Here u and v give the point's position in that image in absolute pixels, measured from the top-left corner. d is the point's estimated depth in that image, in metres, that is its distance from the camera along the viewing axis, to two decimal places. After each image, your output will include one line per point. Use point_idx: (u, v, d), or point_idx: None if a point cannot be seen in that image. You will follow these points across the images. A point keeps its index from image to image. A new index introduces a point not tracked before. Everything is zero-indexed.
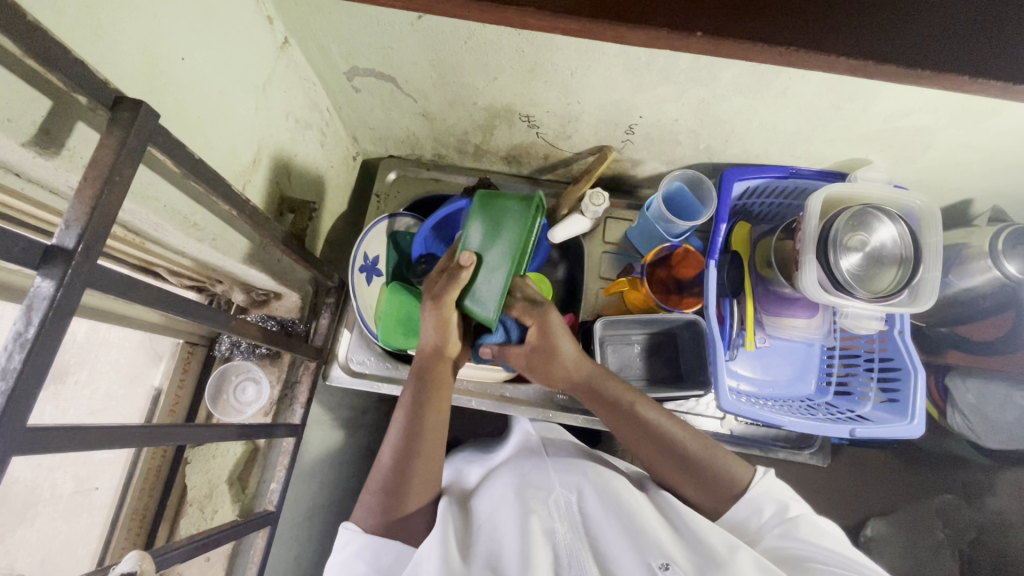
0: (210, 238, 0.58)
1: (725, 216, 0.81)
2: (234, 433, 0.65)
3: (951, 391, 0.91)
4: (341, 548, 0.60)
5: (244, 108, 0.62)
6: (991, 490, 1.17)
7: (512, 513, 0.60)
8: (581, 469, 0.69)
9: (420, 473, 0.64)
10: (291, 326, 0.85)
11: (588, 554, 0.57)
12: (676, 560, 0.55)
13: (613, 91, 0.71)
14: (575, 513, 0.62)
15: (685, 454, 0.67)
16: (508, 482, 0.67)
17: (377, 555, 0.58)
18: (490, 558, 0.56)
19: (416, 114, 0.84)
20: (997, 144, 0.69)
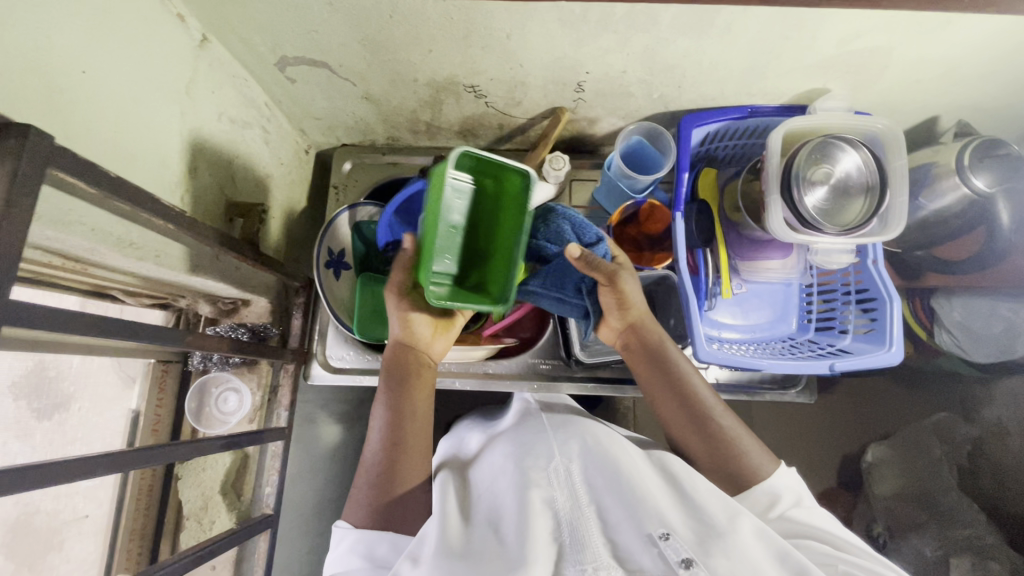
0: (153, 255, 0.57)
1: (687, 165, 0.78)
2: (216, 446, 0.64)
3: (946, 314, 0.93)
4: (338, 543, 0.61)
5: (170, 116, 0.59)
6: (988, 401, 1.18)
7: (509, 494, 0.57)
8: (580, 436, 0.65)
9: (407, 474, 0.65)
10: (263, 331, 0.84)
11: (591, 523, 0.54)
12: (679, 529, 0.53)
13: (554, 48, 0.68)
14: (575, 480, 0.59)
15: (705, 430, 0.67)
16: (505, 453, 0.64)
17: (371, 549, 0.59)
18: (487, 539, 0.54)
19: (359, 98, 0.81)
20: (955, 55, 0.66)
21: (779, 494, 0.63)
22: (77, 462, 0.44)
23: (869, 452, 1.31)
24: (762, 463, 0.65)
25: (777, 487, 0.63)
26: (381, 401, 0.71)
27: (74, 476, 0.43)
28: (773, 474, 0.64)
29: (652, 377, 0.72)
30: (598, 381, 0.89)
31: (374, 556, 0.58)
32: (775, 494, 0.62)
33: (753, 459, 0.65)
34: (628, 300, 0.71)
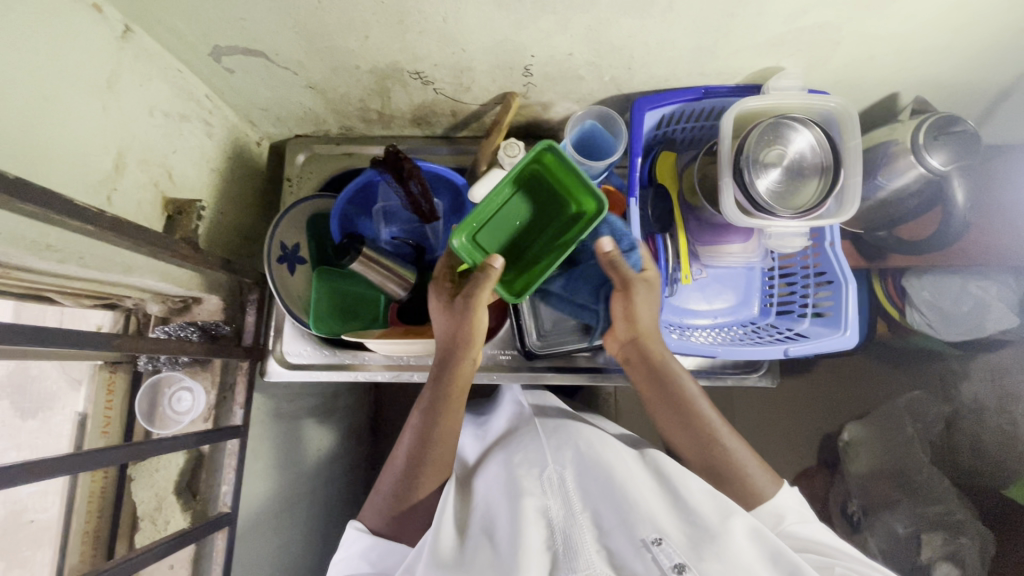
0: (76, 256, 0.55)
1: (640, 150, 0.77)
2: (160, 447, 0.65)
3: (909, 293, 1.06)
4: (348, 547, 0.66)
5: (90, 112, 0.57)
6: (966, 377, 1.18)
7: (505, 503, 0.61)
8: (574, 443, 0.68)
9: (426, 487, 0.67)
10: (215, 329, 0.81)
11: (584, 530, 0.57)
12: (670, 534, 0.55)
13: (494, 31, 0.66)
14: (567, 487, 0.62)
15: (714, 449, 0.67)
16: (506, 466, 0.66)
17: (380, 557, 0.64)
18: (481, 545, 0.58)
19: (303, 87, 0.78)
20: (905, 30, 0.65)
21: (782, 508, 0.64)
22: None
23: (846, 430, 1.33)
24: (764, 484, 0.66)
25: (783, 506, 0.64)
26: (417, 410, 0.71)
27: None
28: (776, 495, 0.65)
29: (650, 391, 0.72)
30: (558, 369, 0.89)
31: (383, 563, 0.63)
32: (779, 510, 0.64)
33: (754, 480, 0.66)
34: (635, 315, 0.71)
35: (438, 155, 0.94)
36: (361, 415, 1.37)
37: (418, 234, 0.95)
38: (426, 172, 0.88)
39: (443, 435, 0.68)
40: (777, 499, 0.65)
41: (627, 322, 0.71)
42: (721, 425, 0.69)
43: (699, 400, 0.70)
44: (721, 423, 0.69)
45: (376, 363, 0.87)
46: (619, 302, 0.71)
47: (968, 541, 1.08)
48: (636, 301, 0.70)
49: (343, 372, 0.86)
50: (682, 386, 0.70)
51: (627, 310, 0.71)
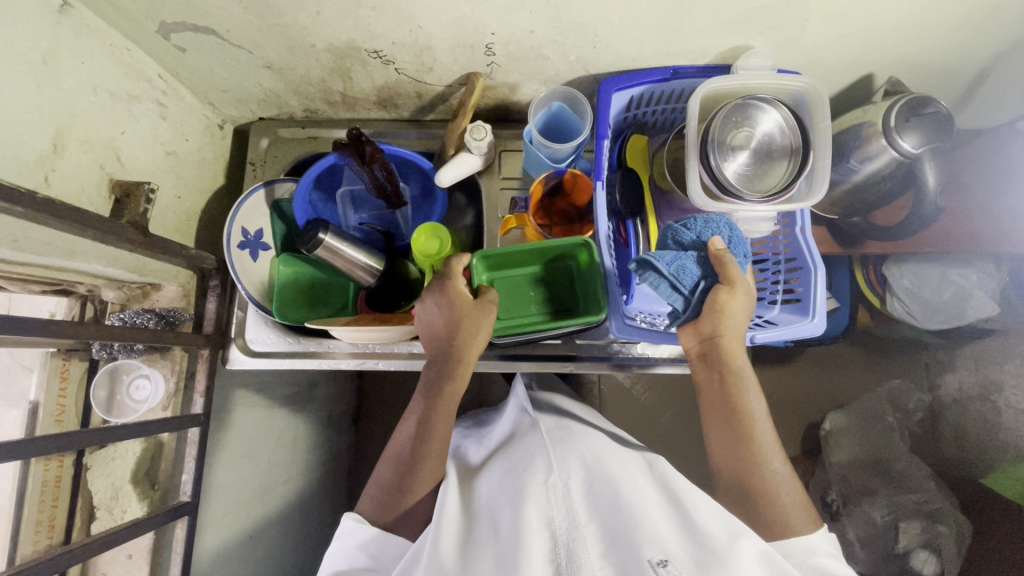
0: (8, 240, 0.53)
1: (606, 131, 0.75)
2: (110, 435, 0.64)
3: (889, 280, 1.07)
4: (346, 537, 0.66)
5: (22, 89, 0.55)
6: (952, 367, 1.23)
7: (512, 508, 0.61)
8: (578, 457, 0.69)
9: (420, 482, 0.69)
10: (173, 317, 0.79)
11: (586, 540, 0.56)
12: (676, 556, 0.52)
13: (449, 7, 0.64)
14: (571, 496, 0.62)
15: (755, 471, 0.66)
16: (517, 478, 0.66)
17: (377, 549, 0.65)
18: (486, 547, 0.59)
19: (259, 67, 0.76)
20: (873, 6, 0.62)
21: (814, 544, 0.62)
22: None
23: (828, 419, 1.32)
24: (800, 519, 0.64)
25: (815, 542, 0.62)
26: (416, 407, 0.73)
27: None
28: (812, 533, 0.63)
29: (717, 400, 0.69)
30: (525, 357, 0.87)
31: (376, 556, 0.64)
32: (811, 545, 0.62)
33: (792, 515, 0.64)
34: (724, 313, 0.66)
35: (405, 139, 0.92)
36: (342, 403, 1.36)
37: (388, 220, 0.93)
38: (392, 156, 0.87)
39: (439, 432, 0.71)
40: (812, 536, 0.63)
41: (715, 323, 0.67)
42: (770, 448, 0.67)
43: (756, 418, 0.68)
44: (772, 447, 0.68)
45: (342, 350, 0.85)
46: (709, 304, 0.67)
47: (946, 529, 1.09)
48: (728, 304, 0.66)
49: (303, 360, 0.84)
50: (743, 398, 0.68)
51: (717, 308, 0.66)
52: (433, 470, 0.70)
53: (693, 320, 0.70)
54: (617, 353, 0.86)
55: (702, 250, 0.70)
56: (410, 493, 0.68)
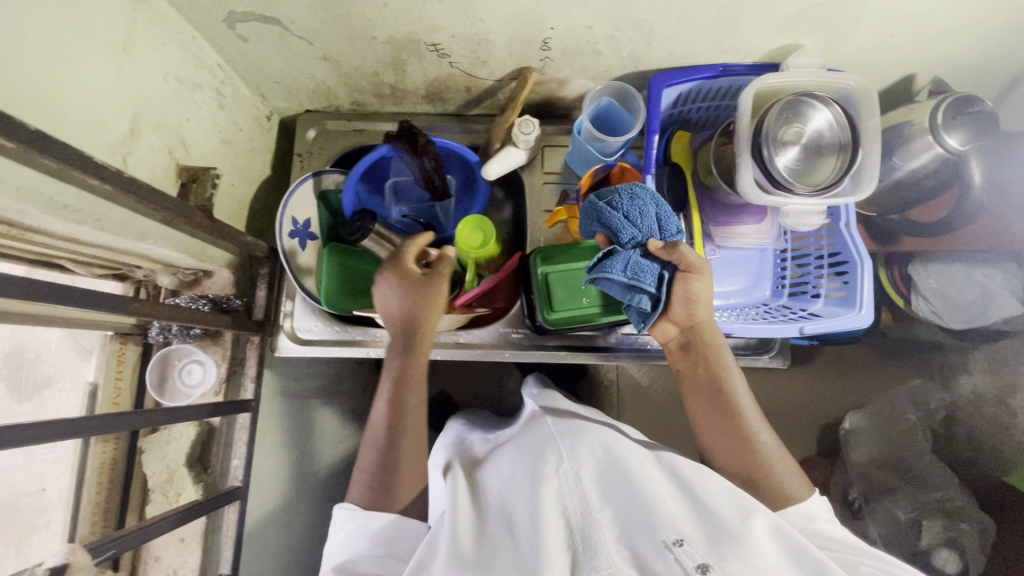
0: (93, 219, 0.54)
1: (656, 126, 0.76)
2: (172, 415, 0.64)
3: (914, 280, 1.05)
4: (342, 527, 0.65)
5: (105, 72, 0.56)
6: (965, 369, 1.23)
7: (522, 495, 0.58)
8: (591, 443, 0.63)
9: (407, 474, 0.69)
10: (225, 302, 0.80)
11: (603, 525, 0.53)
12: (690, 535, 0.51)
13: (514, 1, 0.65)
14: (585, 484, 0.57)
15: (743, 446, 0.69)
16: (519, 461, 0.63)
17: (375, 532, 0.64)
18: (503, 542, 0.55)
19: (316, 58, 0.77)
20: (927, 6, 0.64)
21: (811, 510, 0.65)
22: None
23: (847, 419, 1.29)
24: (796, 486, 0.67)
25: (811, 508, 0.65)
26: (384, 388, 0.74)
27: None
28: (808, 499, 0.66)
29: (699, 387, 0.73)
30: (571, 348, 0.88)
31: (376, 539, 0.64)
32: (808, 511, 0.65)
33: (787, 484, 0.67)
34: (696, 299, 0.70)
35: (450, 132, 0.93)
36: None
37: (428, 212, 0.94)
38: (440, 148, 0.87)
39: (413, 406, 0.73)
40: (808, 502, 0.66)
41: (688, 311, 0.71)
42: (755, 422, 0.70)
43: (737, 397, 0.72)
44: (758, 421, 0.71)
45: (387, 340, 0.87)
46: (676, 294, 0.71)
47: (969, 526, 1.10)
48: (699, 291, 0.70)
49: (354, 350, 0.85)
50: (724, 380, 0.72)
51: (687, 295, 0.70)
52: (416, 462, 0.70)
53: (667, 313, 0.73)
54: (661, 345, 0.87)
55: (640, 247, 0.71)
56: (401, 488, 0.68)
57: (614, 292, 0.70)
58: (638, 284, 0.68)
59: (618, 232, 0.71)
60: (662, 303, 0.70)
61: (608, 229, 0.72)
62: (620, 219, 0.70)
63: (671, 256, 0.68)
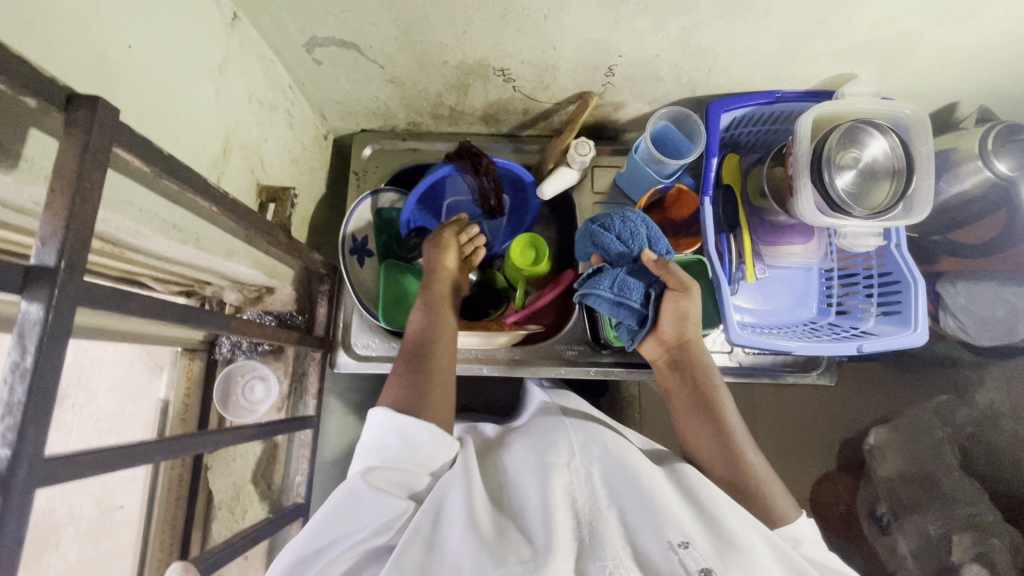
0: (193, 238, 0.55)
1: (715, 149, 0.79)
2: (261, 431, 0.62)
3: (943, 298, 0.90)
4: (377, 426, 0.60)
5: (206, 96, 0.57)
6: (981, 383, 1.11)
7: (528, 483, 0.57)
8: (601, 441, 0.63)
9: (437, 404, 0.63)
10: (287, 319, 0.83)
11: (611, 526, 0.53)
12: (696, 538, 0.52)
13: (590, 30, 0.68)
14: (595, 481, 0.57)
15: (737, 461, 0.65)
16: (527, 446, 0.63)
17: (406, 430, 0.59)
18: (510, 526, 0.53)
19: (384, 81, 0.79)
20: (981, 41, 0.68)
21: (800, 533, 0.61)
22: (139, 447, 0.42)
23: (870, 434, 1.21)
24: (786, 506, 0.63)
25: (801, 531, 0.61)
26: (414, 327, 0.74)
27: (138, 461, 0.42)
28: (799, 519, 0.62)
29: (689, 402, 0.70)
30: (625, 364, 0.89)
31: (413, 443, 0.58)
32: (798, 533, 0.61)
33: (778, 502, 0.63)
34: (687, 319, 0.69)
35: (502, 153, 0.95)
36: None
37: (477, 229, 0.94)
38: (498, 168, 0.89)
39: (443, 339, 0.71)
40: (797, 523, 0.62)
41: (678, 328, 0.70)
42: (746, 438, 0.67)
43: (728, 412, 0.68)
44: (749, 439, 0.67)
45: None
46: (670, 305, 0.69)
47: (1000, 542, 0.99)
48: (690, 307, 0.69)
49: None
50: (713, 394, 0.69)
51: (679, 314, 0.69)
52: (444, 396, 0.65)
53: (654, 330, 0.72)
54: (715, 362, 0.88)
55: (630, 262, 0.73)
56: (430, 413, 0.62)
57: (603, 309, 0.71)
58: (624, 301, 0.70)
59: (607, 245, 0.73)
60: (649, 320, 0.71)
61: (601, 250, 0.75)
62: (614, 241, 0.73)
63: (660, 272, 0.69)
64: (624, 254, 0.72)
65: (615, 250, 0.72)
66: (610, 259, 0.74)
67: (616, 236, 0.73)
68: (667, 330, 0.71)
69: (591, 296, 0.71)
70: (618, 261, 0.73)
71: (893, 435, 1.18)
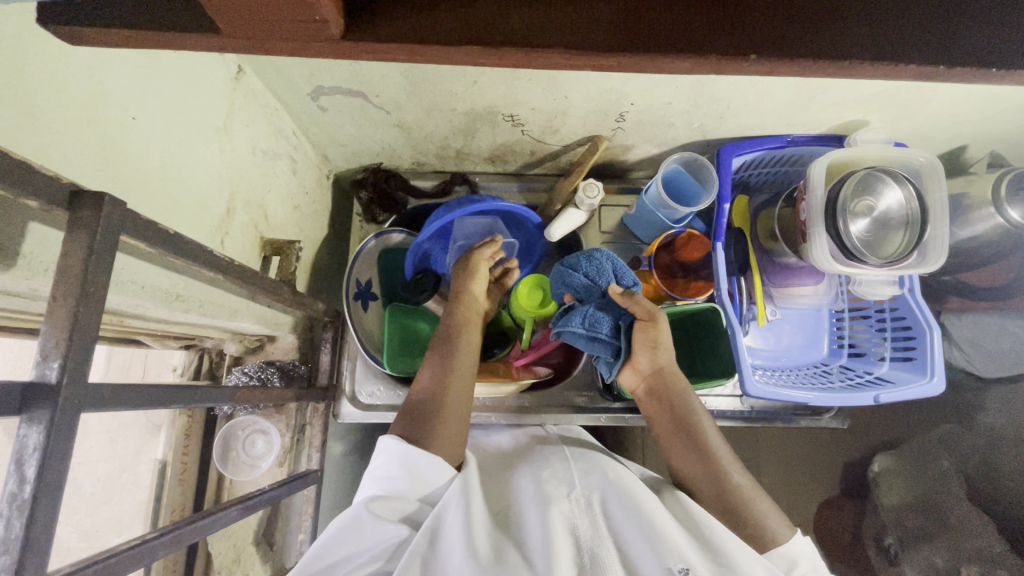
0: (197, 305, 0.53)
1: (728, 196, 0.77)
2: (263, 501, 0.59)
3: (948, 328, 0.93)
4: (383, 456, 0.58)
5: (209, 154, 0.55)
6: (982, 407, 1.05)
7: (527, 514, 0.53)
8: (602, 466, 0.60)
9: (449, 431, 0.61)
10: (291, 369, 0.79)
11: (610, 553, 0.50)
12: (697, 565, 0.49)
13: (602, 81, 0.66)
14: (596, 508, 0.54)
15: (721, 485, 0.61)
16: (525, 473, 0.60)
17: (414, 464, 0.56)
18: (509, 551, 0.49)
19: (391, 126, 0.77)
20: (996, 93, 0.67)
21: (797, 554, 0.56)
22: (141, 546, 0.40)
23: (876, 461, 1.14)
24: (778, 526, 0.58)
25: (797, 551, 0.56)
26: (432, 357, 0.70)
27: (137, 563, 0.39)
28: (793, 540, 0.58)
29: (669, 429, 0.67)
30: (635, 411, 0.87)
31: (420, 478, 0.56)
32: (794, 555, 0.56)
33: (769, 522, 0.59)
34: (658, 346, 0.67)
35: (509, 192, 0.93)
36: None
37: None
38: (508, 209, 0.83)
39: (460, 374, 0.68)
40: (791, 544, 0.57)
41: (650, 355, 0.68)
42: (728, 458, 0.64)
43: (708, 436, 0.65)
44: (733, 459, 0.64)
45: None
46: (641, 332, 0.68)
47: None
48: (662, 332, 0.67)
49: None
50: (691, 418, 0.66)
51: (651, 343, 0.67)
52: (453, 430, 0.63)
53: (629, 361, 0.70)
54: (727, 407, 0.87)
55: (600, 292, 0.71)
56: (439, 446, 0.60)
57: (578, 345, 0.70)
58: (596, 336, 0.69)
59: (571, 275, 0.71)
60: (622, 352, 0.69)
61: (571, 289, 0.72)
62: (581, 279, 0.71)
63: (629, 304, 0.68)
64: (591, 287, 0.70)
65: (579, 280, 0.71)
66: (580, 297, 0.72)
67: (584, 273, 0.71)
68: (642, 356, 0.69)
69: (565, 333, 0.70)
70: (588, 296, 0.71)
71: (897, 462, 1.10)
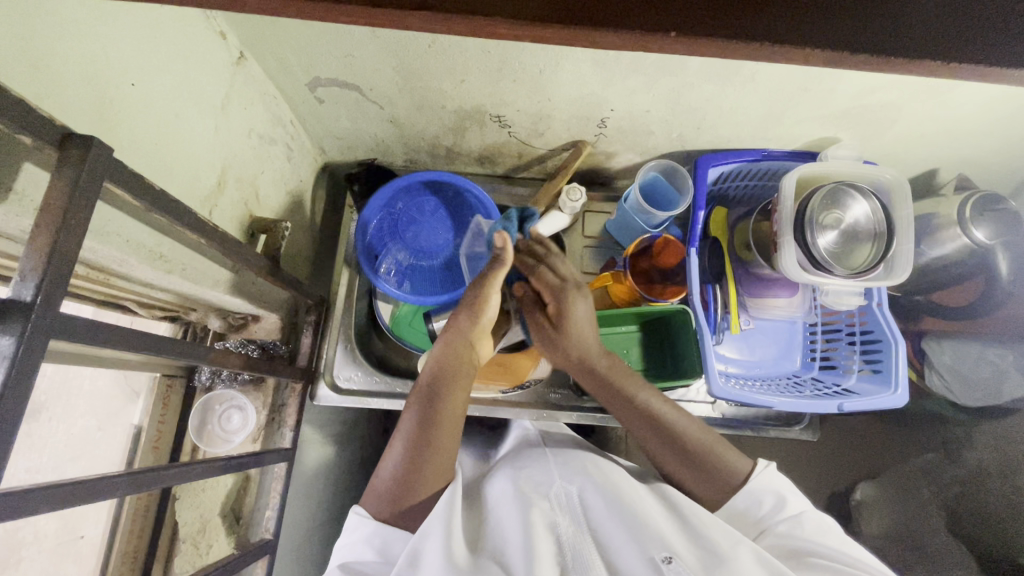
0: (180, 267, 0.56)
1: (702, 203, 0.80)
2: (218, 467, 0.58)
3: (928, 355, 0.91)
4: (352, 532, 0.58)
5: (205, 130, 0.59)
6: (968, 442, 0.98)
7: (509, 513, 0.56)
8: (581, 463, 0.63)
9: (427, 481, 0.59)
10: (272, 349, 0.83)
11: (591, 548, 0.53)
12: (680, 553, 0.51)
13: (584, 85, 0.70)
14: (575, 505, 0.58)
15: (680, 448, 0.64)
16: (510, 475, 0.63)
17: (384, 545, 0.56)
18: (493, 557, 0.52)
19: (384, 121, 0.81)
20: (959, 116, 0.71)
21: (760, 494, 0.61)
22: (102, 480, 0.42)
23: (857, 488, 1.10)
24: (736, 459, 0.64)
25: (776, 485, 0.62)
26: (413, 407, 0.64)
27: (97, 496, 0.41)
28: (753, 469, 0.63)
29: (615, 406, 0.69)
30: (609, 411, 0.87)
31: (386, 552, 0.56)
32: (756, 495, 0.61)
33: (728, 459, 0.63)
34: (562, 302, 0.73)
35: (496, 193, 0.97)
36: None
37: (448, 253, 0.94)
38: (448, 182, 0.86)
39: (445, 427, 0.62)
40: (756, 473, 0.62)
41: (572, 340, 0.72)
42: (678, 419, 0.66)
43: (656, 402, 0.67)
44: (680, 413, 0.67)
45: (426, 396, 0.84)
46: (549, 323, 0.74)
47: None
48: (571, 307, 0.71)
49: (390, 401, 0.82)
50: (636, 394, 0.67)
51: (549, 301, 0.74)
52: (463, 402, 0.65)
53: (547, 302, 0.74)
54: (699, 413, 0.88)
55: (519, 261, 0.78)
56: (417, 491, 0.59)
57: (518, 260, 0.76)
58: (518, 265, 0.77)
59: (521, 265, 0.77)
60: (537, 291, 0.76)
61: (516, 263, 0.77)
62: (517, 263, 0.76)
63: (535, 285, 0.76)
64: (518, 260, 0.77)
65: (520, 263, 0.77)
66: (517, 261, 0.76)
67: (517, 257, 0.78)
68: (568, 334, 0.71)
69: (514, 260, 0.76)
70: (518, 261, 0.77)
71: (880, 493, 1.07)
